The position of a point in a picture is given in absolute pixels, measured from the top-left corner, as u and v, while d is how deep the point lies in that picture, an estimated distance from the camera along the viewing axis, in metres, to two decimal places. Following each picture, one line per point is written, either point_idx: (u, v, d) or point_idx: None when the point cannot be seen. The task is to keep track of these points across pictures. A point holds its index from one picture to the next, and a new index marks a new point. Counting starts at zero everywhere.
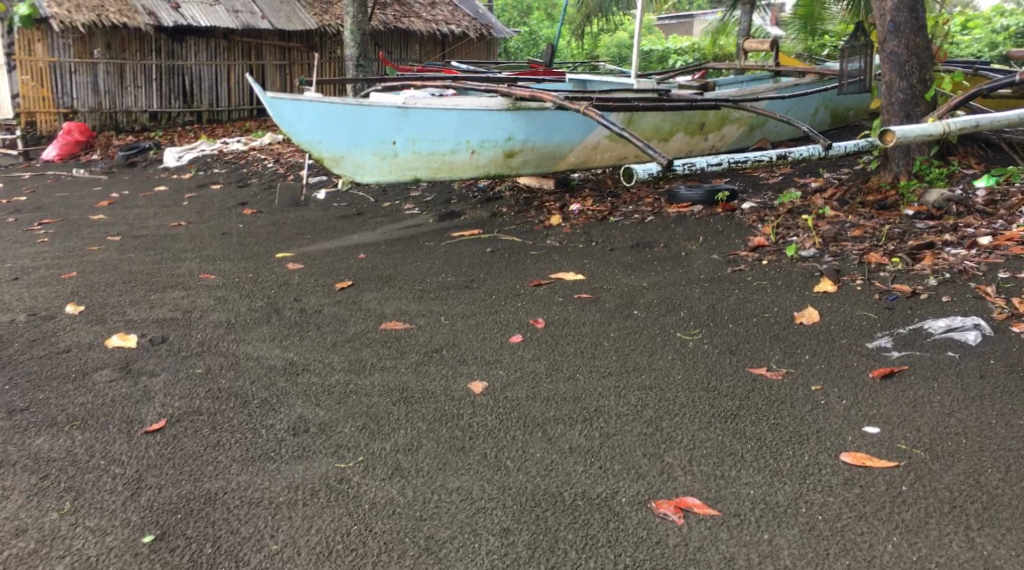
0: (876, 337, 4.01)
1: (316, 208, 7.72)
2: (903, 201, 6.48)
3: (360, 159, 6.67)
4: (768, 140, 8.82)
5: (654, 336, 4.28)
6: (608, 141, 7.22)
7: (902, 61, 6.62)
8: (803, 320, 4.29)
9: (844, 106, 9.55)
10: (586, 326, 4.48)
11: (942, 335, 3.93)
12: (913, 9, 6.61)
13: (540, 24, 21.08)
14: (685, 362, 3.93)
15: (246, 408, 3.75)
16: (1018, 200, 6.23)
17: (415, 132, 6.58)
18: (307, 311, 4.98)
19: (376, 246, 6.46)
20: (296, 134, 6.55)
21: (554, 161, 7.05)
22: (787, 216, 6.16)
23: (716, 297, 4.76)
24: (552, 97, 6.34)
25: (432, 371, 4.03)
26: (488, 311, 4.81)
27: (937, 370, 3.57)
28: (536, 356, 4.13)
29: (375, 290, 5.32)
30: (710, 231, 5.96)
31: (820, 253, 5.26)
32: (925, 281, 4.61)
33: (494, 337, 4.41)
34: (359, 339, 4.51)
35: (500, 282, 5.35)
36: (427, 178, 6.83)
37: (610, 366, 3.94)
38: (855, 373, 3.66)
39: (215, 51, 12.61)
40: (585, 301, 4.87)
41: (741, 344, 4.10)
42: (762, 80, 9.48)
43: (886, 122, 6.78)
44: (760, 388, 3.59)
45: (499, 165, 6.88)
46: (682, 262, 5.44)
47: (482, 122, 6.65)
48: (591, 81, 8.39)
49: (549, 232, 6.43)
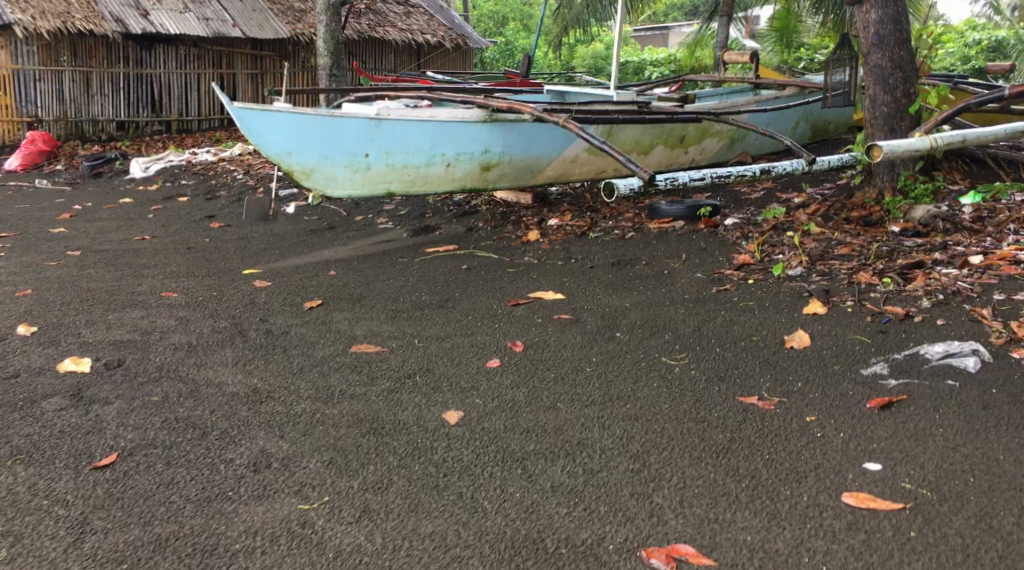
0: (871, 364, 3.83)
1: (286, 222, 7.47)
2: (889, 217, 6.34)
3: (331, 171, 6.42)
4: (748, 154, 8.67)
5: (638, 362, 4.07)
6: (587, 154, 7.04)
7: (887, 74, 6.48)
8: (793, 344, 4.11)
9: (824, 120, 9.43)
10: (566, 350, 4.27)
11: (940, 362, 3.76)
12: (897, 21, 6.47)
13: (517, 35, 20.93)
14: (671, 390, 3.72)
15: (204, 441, 3.50)
16: (1007, 216, 6.11)
17: (388, 144, 6.35)
18: (273, 332, 4.73)
19: (348, 262, 6.22)
20: (265, 146, 6.28)
21: (531, 174, 6.86)
22: (772, 233, 5.99)
23: (701, 318, 4.57)
24: (530, 108, 6.15)
25: (404, 400, 3.79)
26: (463, 333, 4.59)
27: (937, 400, 3.40)
28: (515, 383, 3.90)
29: (346, 309, 5.08)
30: (693, 248, 5.78)
31: (807, 273, 5.08)
32: (918, 302, 4.45)
33: (471, 361, 4.19)
34: (327, 363, 4.26)
35: (476, 301, 5.13)
36: (401, 192, 6.58)
37: (592, 394, 3.72)
38: (851, 403, 3.47)
39: (185, 59, 12.33)
40: (565, 323, 4.65)
41: (730, 371, 3.90)
42: (741, 92, 9.33)
43: (871, 136, 6.63)
44: (752, 420, 3.39)
45: (475, 179, 6.67)
46: (665, 281, 5.24)
47: (458, 134, 6.44)
48: (569, 92, 8.20)
49: (527, 248, 6.23)
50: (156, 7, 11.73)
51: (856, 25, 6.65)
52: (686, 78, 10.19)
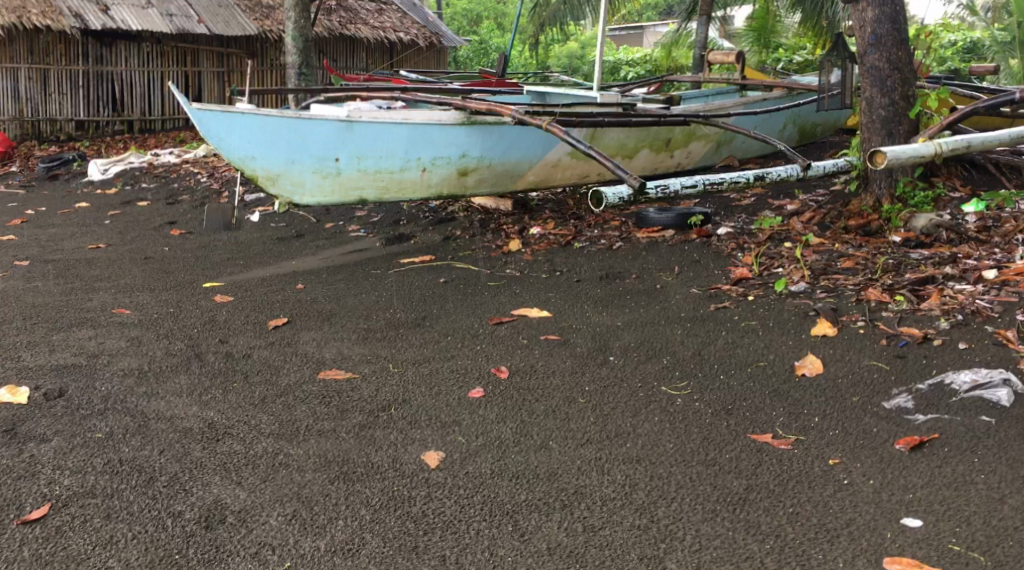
0: (893, 396, 3.50)
1: (251, 231, 7.02)
2: (888, 226, 6.04)
3: (299, 177, 5.99)
4: (735, 158, 8.34)
5: (636, 391, 3.69)
6: (570, 158, 6.67)
7: (884, 76, 6.15)
8: (805, 371, 3.77)
9: (812, 122, 9.12)
10: (555, 377, 3.89)
11: (970, 394, 3.45)
12: (895, 20, 6.14)
13: (491, 33, 20.46)
14: (675, 427, 3.35)
15: (150, 489, 3.07)
16: (1013, 226, 5.90)
17: (361, 148, 5.93)
18: (234, 356, 4.29)
19: (317, 273, 5.81)
20: (227, 150, 5.84)
21: (512, 179, 6.48)
22: (769, 243, 5.65)
23: (700, 340, 4.20)
24: (512, 110, 5.77)
25: (378, 438, 3.38)
26: (443, 357, 4.19)
27: (974, 441, 3.09)
28: (500, 418, 3.50)
29: (314, 329, 4.66)
30: (686, 260, 5.42)
31: (811, 288, 4.74)
32: (936, 324, 4.16)
33: (450, 391, 3.78)
34: (292, 393, 3.83)
35: (456, 319, 4.73)
36: (374, 199, 6.17)
37: (587, 431, 3.34)
38: (876, 443, 3.13)
39: (148, 56, 11.80)
40: (553, 345, 4.27)
41: (738, 403, 3.53)
42: (727, 93, 8.99)
43: (867, 141, 6.31)
44: (768, 464, 3.04)
45: (453, 185, 6.28)
46: (658, 297, 4.87)
47: (434, 137, 6.05)
48: (550, 93, 7.81)
49: (509, 259, 5.85)
50: (117, 2, 11.19)
51: (852, 25, 6.32)
52: (669, 78, 9.81)
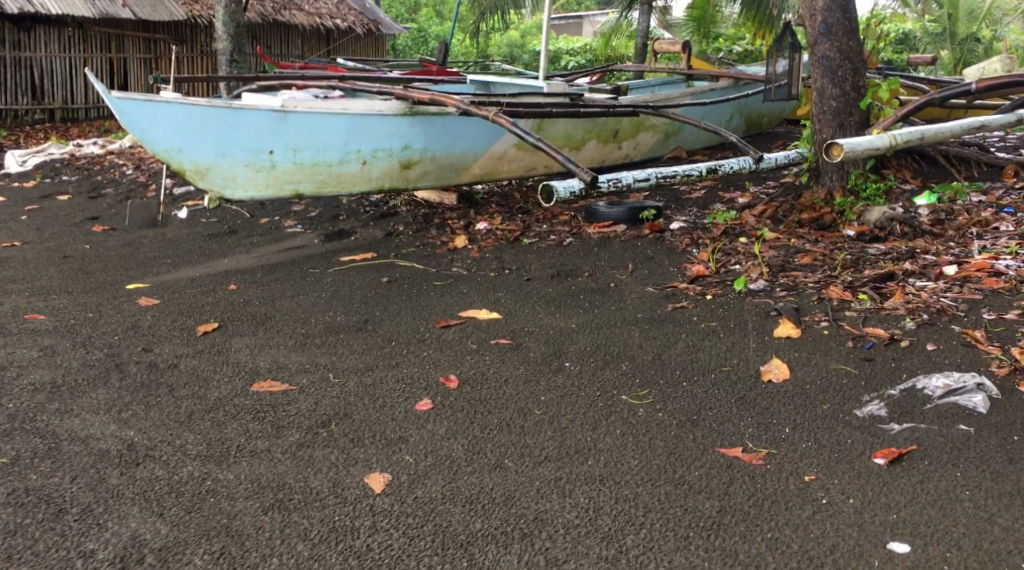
0: (865, 403, 3.33)
1: (179, 227, 6.63)
2: (842, 220, 5.90)
3: (230, 170, 5.62)
4: (683, 149, 8.16)
5: (593, 401, 3.46)
6: (516, 150, 6.43)
7: (836, 66, 6.00)
8: (771, 377, 3.58)
9: (758, 112, 8.98)
10: (507, 386, 3.64)
11: (944, 400, 3.30)
12: (846, 9, 5.99)
13: (431, 21, 20.02)
14: (639, 441, 3.12)
15: (59, 524, 2.75)
16: (967, 220, 5.82)
17: (296, 140, 5.60)
18: (158, 366, 3.95)
19: (252, 273, 5.47)
20: (150, 142, 5.44)
21: (456, 172, 6.20)
22: (724, 238, 5.46)
23: (660, 344, 3.98)
24: (456, 100, 5.50)
25: (318, 458, 3.09)
26: (387, 365, 3.90)
27: (954, 452, 2.92)
28: (450, 434, 3.24)
29: (247, 335, 4.33)
30: (640, 257, 5.20)
31: (770, 286, 4.56)
32: (902, 324, 4.00)
33: (396, 404, 3.51)
34: (221, 409, 3.50)
35: (400, 322, 4.45)
36: (311, 193, 5.82)
37: (545, 448, 3.10)
38: (853, 456, 2.95)
39: (68, 41, 11.23)
40: (504, 350, 4.02)
41: (703, 413, 3.33)
42: (674, 83, 8.80)
43: (819, 133, 6.16)
44: (740, 483, 2.83)
45: (395, 178, 5.97)
46: (612, 296, 4.65)
47: (375, 128, 5.74)
48: (495, 82, 7.52)
49: (455, 256, 5.57)
50: None
51: (802, 14, 6.17)
52: (612, 67, 9.58)
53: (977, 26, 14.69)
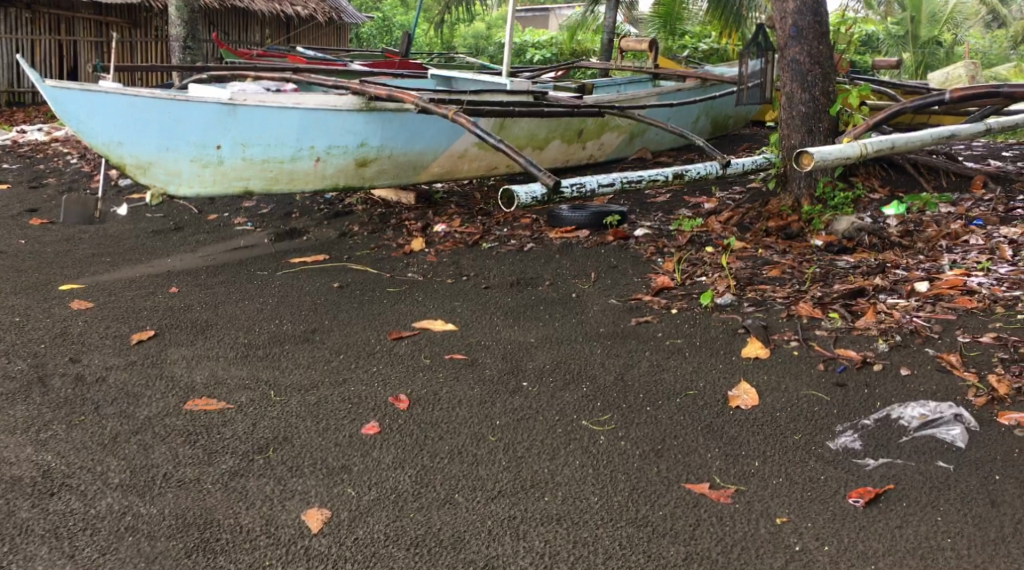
0: (838, 434, 3.16)
1: (121, 223, 6.30)
2: (810, 229, 5.75)
3: (174, 165, 5.31)
4: (648, 150, 7.96)
5: (552, 427, 3.24)
6: (477, 149, 6.19)
7: (806, 70, 5.82)
8: (740, 404, 3.38)
9: (725, 114, 8.82)
10: (460, 409, 3.40)
11: (920, 433, 3.14)
12: (817, 12, 5.83)
13: (395, 10, 19.61)
14: (599, 473, 2.92)
15: None
16: (936, 232, 5.70)
17: (246, 135, 5.31)
18: (84, 379, 3.66)
19: (195, 274, 5.19)
20: (87, 134, 5.12)
21: (414, 171, 5.95)
22: (690, 247, 5.27)
23: (623, 363, 3.77)
24: (415, 97, 5.26)
25: (251, 490, 2.86)
26: (333, 382, 3.63)
27: (933, 493, 2.77)
28: (396, 463, 3.01)
29: (185, 344, 4.06)
30: (604, 265, 5.00)
31: (738, 300, 4.37)
32: (874, 345, 3.84)
33: (340, 427, 3.25)
34: (150, 430, 3.23)
35: (349, 332, 4.20)
36: (260, 191, 5.53)
37: (499, 480, 2.89)
38: (827, 495, 2.79)
39: (15, 22, 10.68)
40: (458, 367, 3.78)
41: (668, 441, 3.13)
42: (640, 82, 8.59)
43: (787, 138, 5.99)
44: (707, 527, 2.65)
45: (350, 176, 5.71)
46: (573, 308, 4.44)
47: (329, 125, 5.47)
48: (456, 77, 7.25)
49: (411, 259, 5.33)
50: None
51: (772, 16, 5.99)
52: (577, 63, 9.35)
53: (938, 31, 14.70)
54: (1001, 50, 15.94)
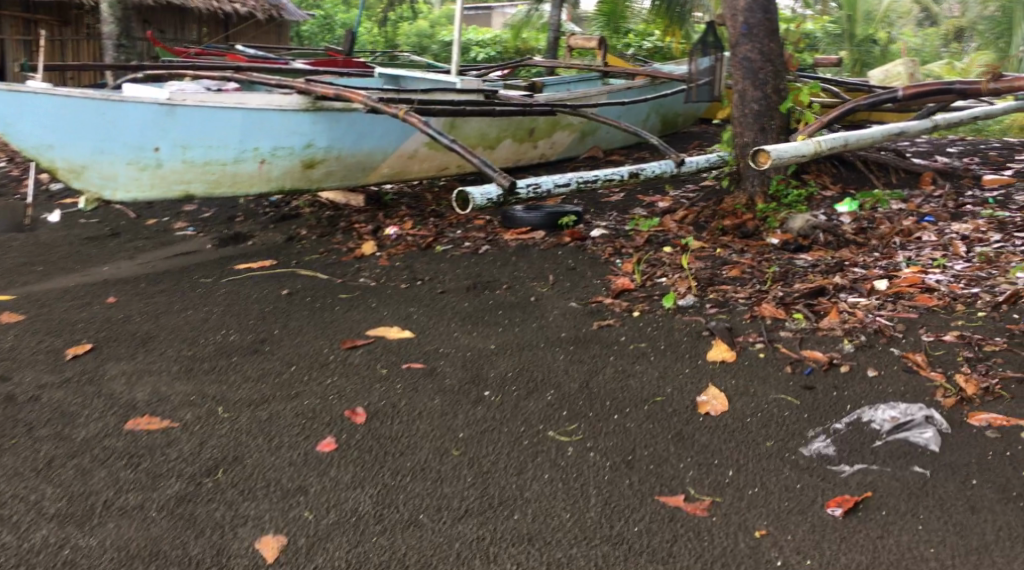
0: (810, 439, 3.08)
1: (54, 230, 6.03)
2: (766, 226, 5.69)
3: (110, 168, 5.07)
4: (600, 149, 7.87)
5: (517, 439, 3.11)
6: (427, 149, 6.03)
7: (757, 68, 5.77)
8: (709, 410, 3.28)
9: (674, 112, 8.76)
10: (421, 421, 3.25)
11: (893, 436, 3.08)
12: (766, 9, 5.78)
13: None
14: (569, 488, 2.83)
15: None
16: (890, 229, 5.68)
17: (185, 136, 5.09)
18: (16, 399, 3.44)
19: (134, 282, 4.95)
20: (15, 136, 4.88)
21: (363, 172, 5.77)
22: (648, 247, 5.18)
23: (587, 369, 3.66)
24: (362, 96, 5.08)
25: (200, 518, 2.73)
26: (285, 396, 3.45)
27: (912, 501, 2.72)
28: (356, 482, 2.88)
29: (125, 358, 3.84)
30: (561, 267, 4.88)
31: (700, 302, 4.28)
32: (840, 346, 3.78)
33: (294, 444, 3.09)
34: (88, 454, 3.03)
35: (300, 342, 4.02)
36: (202, 194, 5.31)
37: (465, 499, 2.79)
38: (805, 505, 2.72)
39: None
40: (417, 377, 3.62)
41: (639, 451, 3.03)
42: (589, 81, 8.50)
43: (739, 136, 5.93)
44: (685, 543, 2.59)
45: (297, 178, 5.51)
46: (533, 312, 4.31)
47: (274, 125, 5.27)
48: (404, 76, 7.08)
49: (362, 264, 5.16)
50: None
51: (723, 13, 5.93)
52: (524, 62, 9.22)
53: (874, 30, 14.87)
54: (934, 48, 16.19)
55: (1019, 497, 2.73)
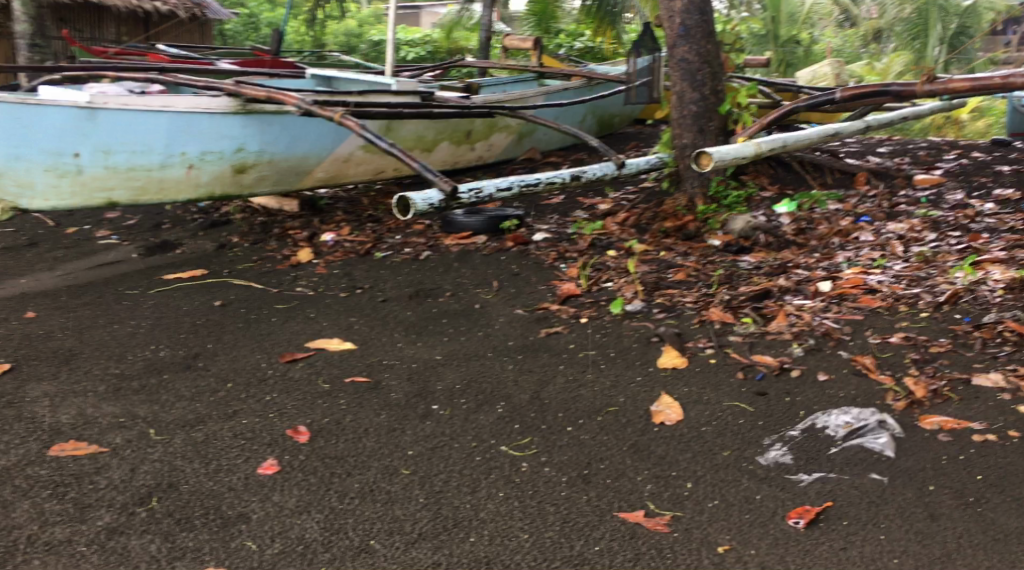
0: (766, 448, 3.04)
1: None
2: (707, 228, 5.68)
3: (25, 176, 4.78)
4: (537, 150, 7.79)
5: (468, 456, 3.01)
6: (363, 152, 5.87)
7: (695, 69, 5.75)
8: (665, 420, 3.22)
9: (610, 113, 8.74)
10: (368, 439, 3.12)
11: (848, 442, 3.06)
12: (703, 11, 5.76)
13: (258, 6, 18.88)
14: (525, 507, 2.76)
15: None
16: (829, 229, 5.73)
17: (108, 140, 4.84)
18: None
19: (56, 295, 4.71)
20: None
21: (296, 177, 5.60)
22: (591, 251, 5.11)
23: (537, 380, 3.57)
24: (296, 99, 4.92)
25: (134, 551, 2.59)
26: (222, 416, 3.29)
27: (870, 510, 2.72)
28: (301, 507, 2.76)
29: (47, 378, 3.63)
30: (505, 273, 4.79)
31: (648, 307, 4.23)
32: (789, 350, 3.76)
33: (233, 468, 2.95)
34: (9, 484, 2.85)
35: (236, 357, 3.85)
36: (126, 202, 5.06)
37: (419, 522, 2.70)
38: (767, 518, 2.70)
39: None
40: (361, 391, 3.49)
41: (595, 465, 2.96)
42: (525, 82, 8.42)
43: (679, 138, 5.90)
44: (648, 561, 2.54)
45: (227, 184, 5.31)
46: (478, 320, 4.21)
47: (202, 128, 5.07)
48: (337, 78, 6.90)
49: (299, 272, 4.99)
50: None
51: (660, 14, 5.89)
52: (459, 63, 9.10)
53: (797, 30, 15.12)
54: (854, 49, 16.55)
55: (976, 503, 2.74)
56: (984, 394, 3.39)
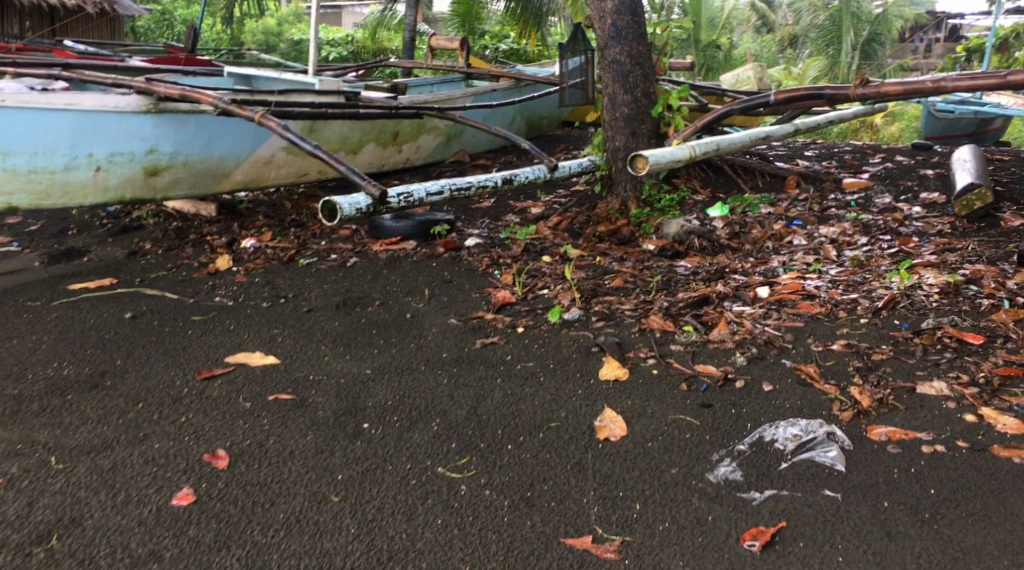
0: (715, 464, 2.91)
1: None
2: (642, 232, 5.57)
3: None
4: (466, 152, 7.61)
5: (403, 480, 2.81)
6: (286, 153, 5.60)
7: (627, 70, 5.63)
8: (609, 435, 3.07)
9: (538, 114, 8.60)
10: (293, 463, 2.90)
11: (799, 456, 2.95)
12: (635, 12, 5.63)
13: None
14: (465, 537, 2.59)
15: None
16: (763, 233, 5.67)
17: (4, 141, 4.50)
18: None
19: None
20: None
21: (214, 179, 5.30)
22: (525, 257, 4.95)
23: (473, 395, 3.38)
24: (212, 98, 4.67)
25: None
26: (132, 440, 3.03)
27: (824, 530, 2.62)
28: (220, 543, 2.56)
29: None
30: (436, 281, 4.59)
31: (585, 315, 4.08)
32: (732, 359, 3.65)
33: (144, 498, 2.71)
34: None
35: (149, 373, 3.58)
36: (27, 207, 4.72)
37: (352, 558, 2.52)
38: (720, 542, 2.58)
39: None
40: (286, 410, 3.26)
41: (538, 487, 2.79)
42: (451, 83, 8.22)
43: (611, 141, 5.78)
44: None
45: (138, 187, 5.00)
46: (408, 331, 4.01)
47: (110, 128, 4.76)
48: (255, 76, 6.60)
49: (217, 281, 4.71)
50: None
51: (590, 14, 5.74)
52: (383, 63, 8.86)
53: (717, 35, 15.26)
54: (771, 55, 16.78)
55: (931, 519, 2.66)
56: (928, 402, 3.33)
